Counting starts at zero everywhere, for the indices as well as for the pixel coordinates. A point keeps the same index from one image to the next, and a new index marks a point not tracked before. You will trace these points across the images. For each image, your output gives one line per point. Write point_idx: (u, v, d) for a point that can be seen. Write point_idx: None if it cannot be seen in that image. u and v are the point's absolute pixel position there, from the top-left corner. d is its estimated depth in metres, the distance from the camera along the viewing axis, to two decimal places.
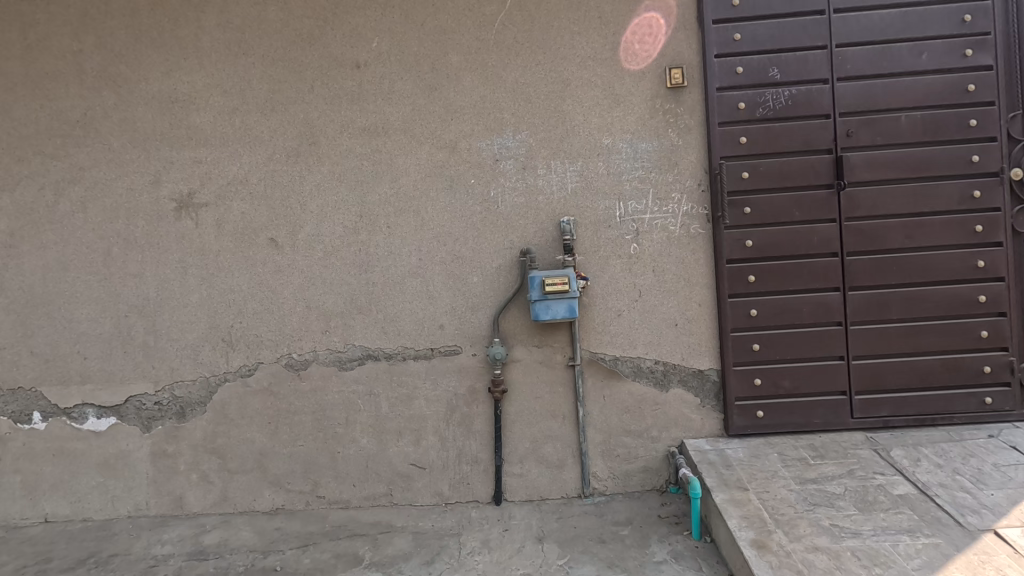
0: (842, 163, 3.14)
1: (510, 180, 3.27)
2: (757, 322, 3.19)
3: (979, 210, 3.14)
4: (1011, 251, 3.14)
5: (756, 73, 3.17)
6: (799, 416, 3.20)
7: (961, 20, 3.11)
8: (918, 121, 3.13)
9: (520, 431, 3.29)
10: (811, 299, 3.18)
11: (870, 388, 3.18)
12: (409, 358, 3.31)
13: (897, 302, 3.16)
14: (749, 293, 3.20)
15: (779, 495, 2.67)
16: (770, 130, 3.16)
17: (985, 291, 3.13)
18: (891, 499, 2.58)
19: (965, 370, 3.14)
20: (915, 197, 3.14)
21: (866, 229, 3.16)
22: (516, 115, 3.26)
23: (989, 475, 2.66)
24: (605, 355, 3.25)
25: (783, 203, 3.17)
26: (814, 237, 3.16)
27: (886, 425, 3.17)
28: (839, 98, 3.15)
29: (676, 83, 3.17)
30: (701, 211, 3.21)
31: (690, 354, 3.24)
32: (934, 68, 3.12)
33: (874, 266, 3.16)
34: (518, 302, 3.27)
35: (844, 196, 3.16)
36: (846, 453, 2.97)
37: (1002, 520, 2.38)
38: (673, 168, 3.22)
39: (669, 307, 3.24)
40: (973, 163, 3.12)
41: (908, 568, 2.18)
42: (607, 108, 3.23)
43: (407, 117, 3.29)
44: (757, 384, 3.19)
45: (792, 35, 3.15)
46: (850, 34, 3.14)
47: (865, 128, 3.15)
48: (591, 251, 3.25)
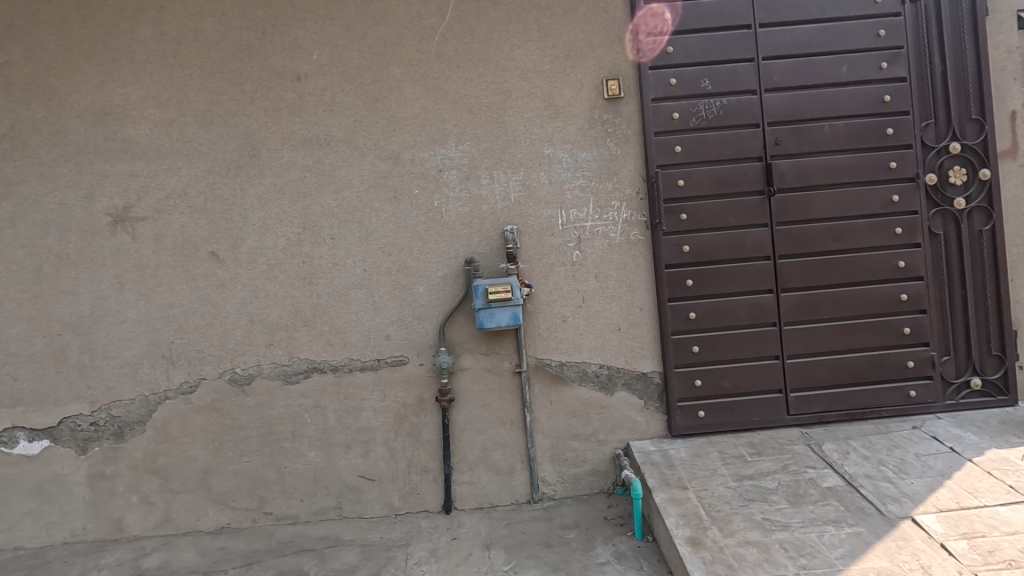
0: (771, 170, 3.28)
1: (453, 190, 3.30)
2: (696, 325, 3.29)
3: (899, 213, 3.32)
4: (929, 251, 3.32)
5: (688, 84, 3.28)
6: (738, 415, 3.30)
7: (877, 35, 3.31)
8: (840, 130, 3.29)
9: (469, 439, 3.31)
10: (746, 301, 3.30)
11: (804, 386, 3.31)
12: (356, 370, 3.30)
13: (827, 302, 3.31)
14: (687, 297, 3.30)
15: (716, 493, 2.75)
16: (704, 139, 3.28)
17: (906, 290, 3.31)
18: (820, 492, 2.69)
19: (891, 365, 3.31)
20: (839, 202, 3.30)
21: (796, 233, 3.30)
22: (458, 125, 3.30)
23: (911, 465, 2.81)
24: (551, 361, 3.31)
25: (717, 210, 3.29)
26: (747, 242, 3.29)
27: (820, 421, 3.30)
28: (768, 108, 3.29)
29: (614, 94, 3.27)
30: (640, 219, 3.30)
31: (633, 358, 3.32)
32: (854, 79, 3.30)
33: (804, 268, 3.30)
34: (464, 311, 3.30)
35: (775, 201, 3.29)
36: (782, 449, 3.08)
37: (920, 507, 2.50)
38: (612, 176, 3.31)
39: (612, 312, 3.31)
40: (891, 169, 3.31)
41: (832, 557, 2.28)
42: (548, 119, 3.30)
43: (349, 129, 3.29)
44: (697, 384, 3.29)
45: (722, 48, 3.29)
46: (776, 47, 3.30)
47: (792, 137, 3.29)
48: (535, 259, 3.31)
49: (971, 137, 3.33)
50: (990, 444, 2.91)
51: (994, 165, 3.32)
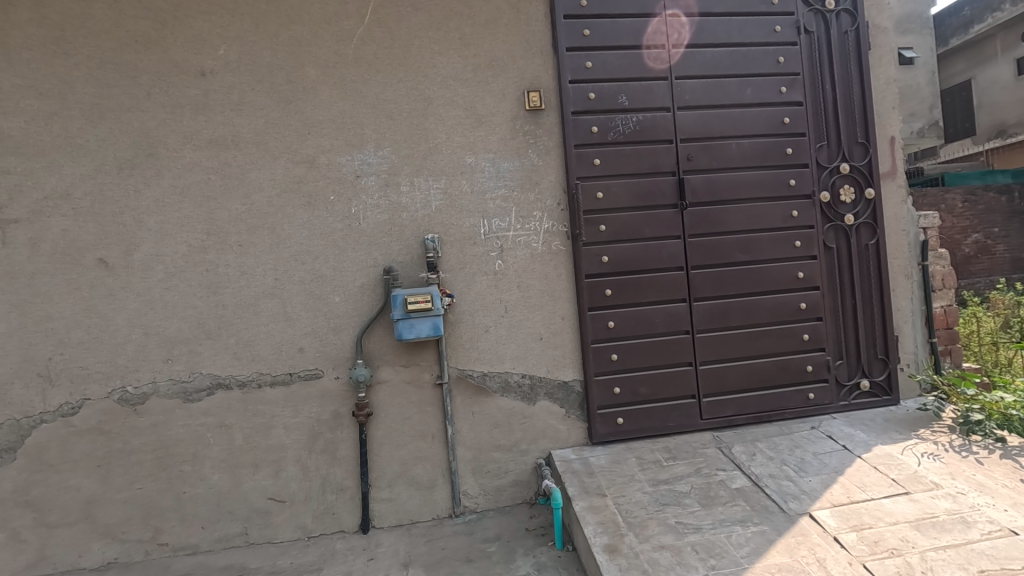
0: (684, 184, 3.42)
1: (372, 197, 3.20)
2: (615, 333, 3.37)
3: (797, 227, 3.57)
4: (824, 263, 3.59)
5: (607, 99, 3.37)
6: (655, 420, 3.39)
7: (777, 61, 3.56)
8: (746, 148, 3.50)
9: (388, 454, 3.19)
10: (662, 310, 3.41)
11: (715, 391, 3.46)
12: (265, 385, 3.11)
13: (735, 310, 3.48)
14: (606, 306, 3.37)
15: (634, 499, 2.80)
16: (621, 153, 3.37)
17: (805, 299, 3.55)
18: (729, 493, 2.80)
19: (792, 369, 3.53)
20: (745, 216, 3.50)
21: (706, 245, 3.46)
22: (377, 131, 3.21)
23: (810, 463, 2.99)
24: (473, 371, 3.27)
25: (634, 221, 3.38)
26: (662, 252, 3.41)
27: (730, 424, 3.46)
28: (680, 125, 3.44)
29: (535, 106, 3.30)
30: (561, 229, 3.35)
31: (555, 367, 3.34)
32: (757, 101, 3.53)
33: (715, 278, 3.47)
34: (382, 321, 3.20)
35: (687, 214, 3.44)
36: (695, 453, 3.19)
37: (817, 503, 2.66)
38: (533, 187, 3.33)
39: (534, 321, 3.32)
40: (790, 187, 3.55)
41: (738, 556, 2.37)
42: (470, 127, 3.29)
43: (259, 130, 3.12)
44: (616, 392, 3.36)
45: (638, 66, 3.41)
46: (687, 68, 3.46)
47: (703, 153, 3.46)
48: (457, 268, 3.26)
49: (858, 158, 3.64)
50: (876, 440, 3.17)
51: (877, 184, 3.64)
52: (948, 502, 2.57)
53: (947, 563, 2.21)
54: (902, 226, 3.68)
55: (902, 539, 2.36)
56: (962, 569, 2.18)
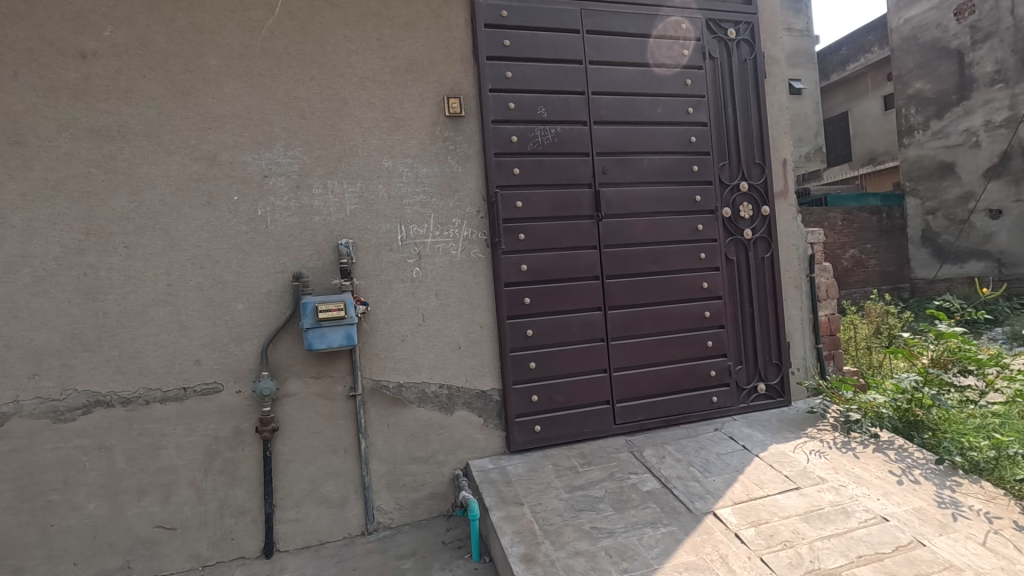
0: (600, 196, 3.53)
1: (280, 199, 3.02)
2: (533, 342, 3.39)
3: (702, 240, 3.79)
4: (726, 274, 3.83)
5: (526, 109, 3.41)
6: (572, 427, 3.45)
7: (684, 83, 3.78)
8: (657, 163, 3.67)
9: (296, 472, 3.00)
10: (579, 318, 3.48)
11: (628, 396, 3.57)
12: (155, 402, 2.82)
13: (646, 318, 3.63)
14: (525, 314, 3.39)
15: (550, 506, 2.82)
16: (540, 163, 3.42)
17: (709, 307, 3.77)
18: (640, 496, 2.90)
19: (698, 374, 3.72)
20: (656, 228, 3.66)
21: (621, 256, 3.58)
22: (287, 130, 3.04)
23: (714, 463, 3.17)
24: (389, 382, 3.16)
25: (553, 231, 3.43)
26: (579, 262, 3.49)
27: (642, 428, 3.59)
28: (596, 138, 3.55)
29: (455, 112, 3.28)
30: (480, 237, 3.34)
31: (473, 377, 3.30)
32: (667, 120, 3.72)
33: (628, 288, 3.59)
34: (290, 330, 3.02)
35: (603, 225, 3.54)
36: (609, 457, 3.27)
37: (720, 502, 2.81)
38: (453, 194, 3.30)
39: (453, 329, 3.28)
40: (696, 202, 3.77)
41: (649, 558, 2.44)
42: (387, 131, 3.20)
43: (152, 121, 2.85)
44: (534, 400, 3.38)
45: (556, 79, 3.48)
46: (603, 84, 3.59)
47: (617, 167, 3.59)
48: (372, 275, 3.15)
49: (755, 177, 3.93)
50: (771, 440, 3.40)
51: (772, 202, 3.95)
52: (832, 495, 2.80)
53: (832, 551, 2.40)
54: (793, 241, 4.01)
55: (794, 531, 2.54)
56: (844, 556, 2.37)
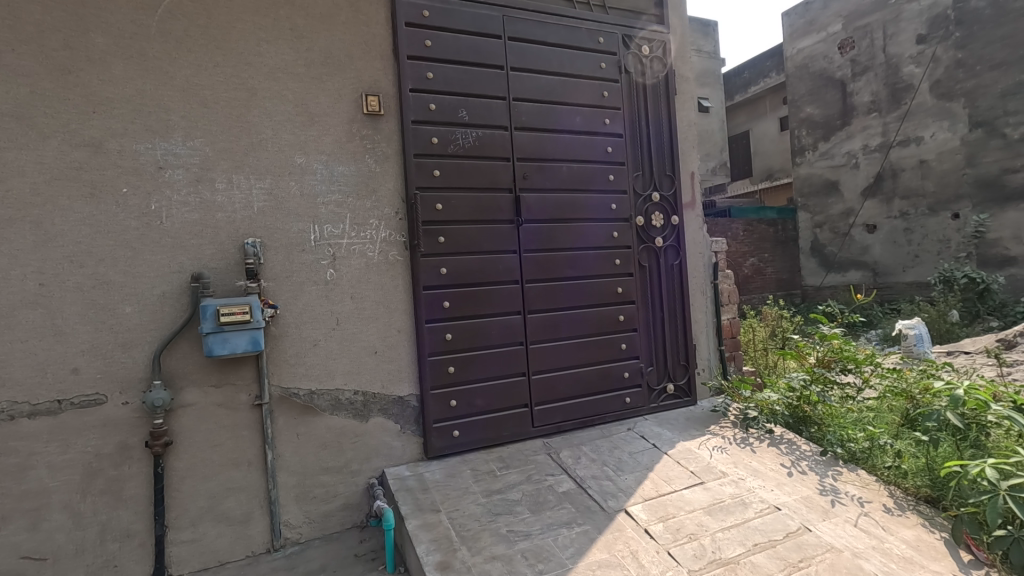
0: (520, 202, 3.56)
1: (178, 193, 2.79)
2: (452, 346, 3.36)
3: (618, 247, 3.93)
4: (639, 280, 4.00)
5: (446, 111, 3.38)
6: (490, 431, 3.44)
7: (601, 95, 3.91)
8: (575, 171, 3.77)
9: (192, 488, 2.77)
10: (498, 322, 3.49)
11: (546, 399, 3.62)
12: (21, 417, 2.50)
13: (564, 322, 3.71)
14: (444, 318, 3.35)
15: (467, 512, 2.80)
16: (460, 166, 3.39)
17: (623, 311, 3.92)
18: (556, 497, 2.94)
19: (612, 376, 3.85)
20: (574, 235, 3.75)
21: (539, 260, 3.64)
22: (187, 119, 2.81)
23: (626, 462, 3.28)
24: (299, 390, 3.00)
25: (473, 235, 3.42)
26: (499, 266, 3.50)
27: (559, 430, 3.65)
28: (517, 144, 3.58)
29: (373, 111, 3.20)
30: (399, 239, 3.27)
31: (390, 383, 3.22)
32: (585, 129, 3.83)
33: (546, 292, 3.65)
34: (188, 335, 2.79)
35: (522, 230, 3.58)
36: (527, 460, 3.30)
37: (631, 499, 2.92)
38: (370, 195, 3.21)
39: (368, 334, 3.17)
40: (612, 210, 3.90)
41: (563, 558, 2.48)
42: (300, 126, 3.05)
43: (22, 100, 2.52)
44: (452, 405, 3.34)
45: (478, 83, 3.48)
46: (524, 91, 3.63)
47: (537, 173, 3.64)
48: (282, 276, 2.98)
49: (666, 188, 4.14)
50: (679, 438, 3.59)
51: (681, 212, 4.17)
52: (732, 488, 2.99)
53: (731, 541, 2.56)
54: (699, 249, 4.26)
55: (698, 524, 2.68)
56: (742, 545, 2.54)
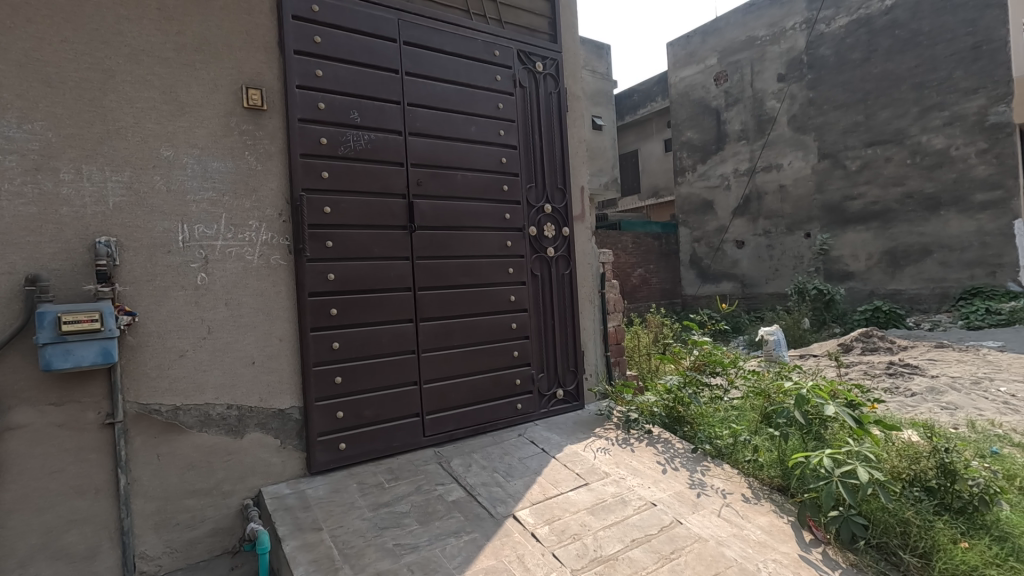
0: (413, 208, 3.51)
1: (11, 182, 2.42)
2: (339, 355, 3.22)
3: (511, 255, 4.00)
4: (531, 288, 4.11)
5: (337, 111, 3.26)
6: (380, 443, 3.33)
7: (497, 107, 3.99)
8: (470, 179, 3.80)
9: (22, 523, 2.40)
10: (389, 330, 3.40)
11: (438, 407, 3.59)
12: None
13: (457, 329, 3.70)
14: (331, 326, 3.20)
15: (352, 528, 2.68)
16: (350, 169, 3.28)
17: (515, 319, 4.00)
18: (446, 506, 2.91)
19: (504, 383, 3.91)
20: (468, 243, 3.77)
21: (433, 267, 3.61)
22: (25, 98, 2.46)
23: (515, 468, 3.34)
24: (161, 406, 2.72)
25: (364, 240, 3.31)
26: (391, 273, 3.42)
27: (450, 438, 3.62)
28: (411, 150, 3.54)
29: (254, 105, 3.00)
30: (282, 242, 3.08)
31: (269, 395, 3.01)
32: (480, 140, 3.88)
33: (439, 300, 3.63)
34: (20, 346, 2.42)
35: (416, 236, 3.53)
36: (417, 470, 3.24)
37: (519, 504, 2.96)
38: (250, 194, 3.00)
39: (245, 343, 2.95)
40: (506, 219, 3.97)
41: (451, 567, 2.46)
42: (168, 115, 2.79)
43: None
44: (339, 417, 3.19)
45: (371, 85, 3.40)
46: (418, 96, 3.60)
47: (432, 180, 3.62)
48: (142, 280, 2.69)
49: (558, 201, 4.30)
50: (566, 441, 3.71)
51: (571, 224, 4.35)
52: (614, 487, 3.15)
53: (611, 539, 2.69)
54: (588, 260, 4.46)
55: (581, 524, 2.79)
56: (621, 541, 2.67)
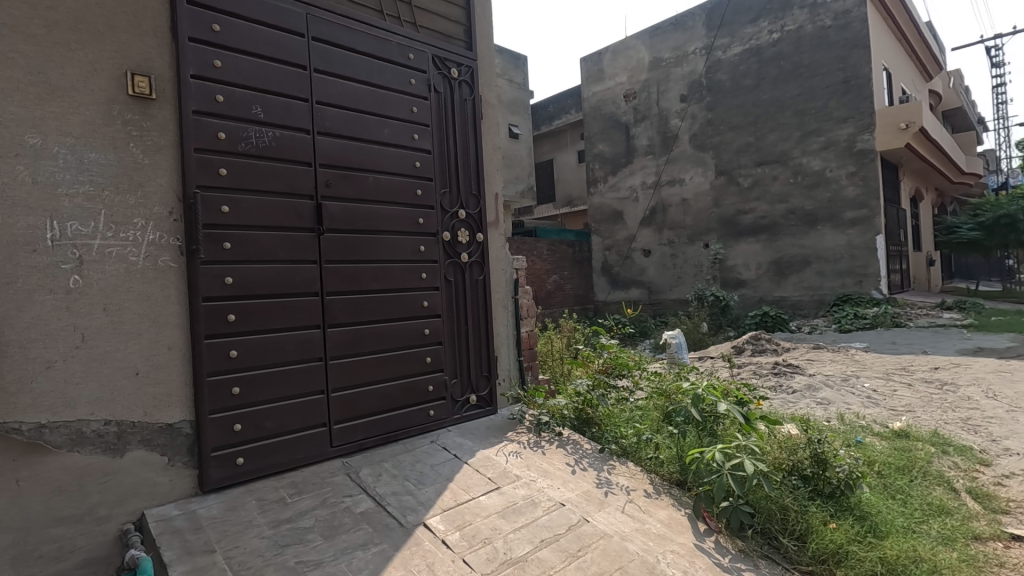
0: (321, 210, 3.38)
1: None
2: (237, 364, 3.02)
3: (424, 261, 3.97)
4: (445, 294, 4.09)
5: (237, 105, 3.07)
6: (282, 455, 3.16)
7: (411, 110, 3.95)
8: (382, 182, 3.72)
9: None
10: (294, 337, 3.24)
11: (346, 416, 3.46)
12: None
13: (367, 336, 3.60)
14: (228, 333, 2.99)
15: (249, 548, 2.51)
16: (252, 166, 3.10)
17: (428, 325, 3.96)
18: (353, 519, 2.81)
19: (416, 390, 3.85)
20: (380, 247, 3.69)
21: (342, 271, 3.49)
22: None
23: (426, 475, 3.29)
24: (22, 424, 2.41)
25: (266, 242, 3.14)
26: (297, 276, 3.27)
27: (359, 448, 3.50)
28: (319, 149, 3.41)
29: (141, 93, 2.76)
30: (173, 242, 2.86)
31: (155, 409, 2.76)
32: (393, 143, 3.82)
33: (349, 305, 3.52)
34: None
35: (324, 239, 3.40)
36: (323, 483, 3.10)
37: (430, 511, 2.92)
38: (135, 189, 2.75)
39: (127, 352, 2.70)
40: (419, 224, 3.93)
41: None
42: (36, 99, 2.50)
43: None
44: (236, 430, 2.99)
45: (276, 80, 3.24)
46: (327, 94, 3.48)
47: (341, 182, 3.51)
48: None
49: (472, 207, 4.32)
50: (479, 447, 3.71)
51: (485, 230, 4.39)
52: (524, 489, 3.20)
53: (521, 540, 2.73)
54: (502, 266, 4.52)
55: (492, 528, 2.81)
56: (531, 542, 2.72)
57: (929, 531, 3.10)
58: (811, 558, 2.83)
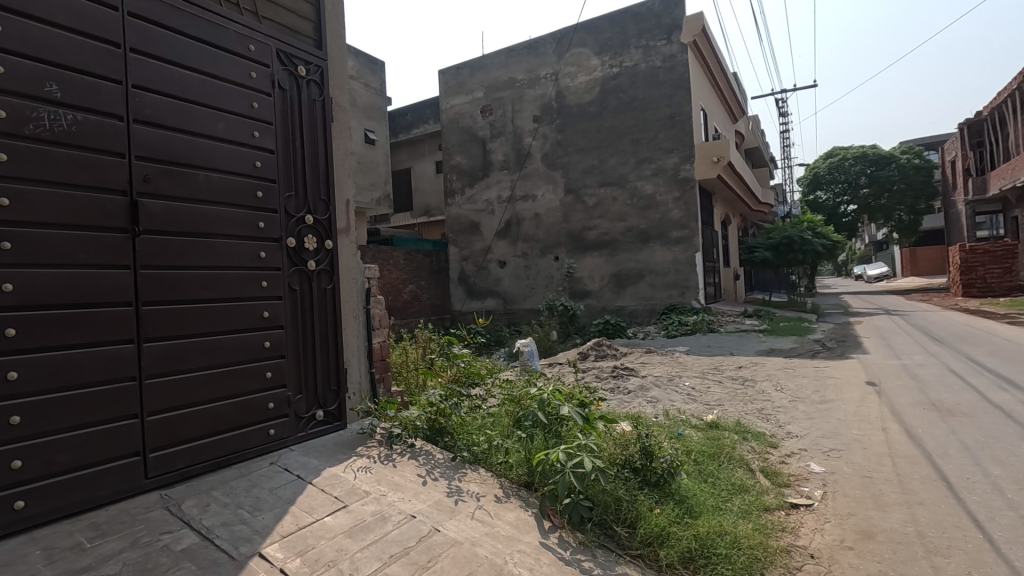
0: (137, 208, 2.98)
1: None
2: (18, 388, 2.50)
3: (264, 268, 3.68)
4: (288, 304, 3.83)
5: (24, 80, 2.59)
6: (79, 493, 2.69)
7: (251, 105, 3.66)
8: (215, 181, 3.39)
9: None
10: (98, 354, 2.79)
11: (166, 442, 3.06)
12: None
13: (194, 350, 3.23)
14: (6, 352, 2.48)
15: None
16: (43, 153, 2.63)
17: (269, 337, 3.68)
18: (172, 558, 2.47)
19: (254, 408, 3.54)
20: (211, 253, 3.35)
21: (163, 279, 3.09)
22: None
23: (264, 500, 3.03)
24: None
25: (63, 242, 2.68)
26: (104, 283, 2.82)
27: (183, 477, 3.12)
28: (136, 140, 3.01)
29: None
30: None
31: None
32: (229, 139, 3.50)
33: (171, 316, 3.13)
34: None
35: (140, 242, 2.99)
36: (134, 521, 2.69)
37: (266, 540, 2.69)
38: None
39: None
40: (259, 228, 3.65)
41: None
42: None
43: None
44: (15, 468, 2.48)
45: (80, 55, 2.80)
46: (147, 79, 3.10)
47: (163, 177, 3.13)
48: None
49: (320, 213, 4.12)
50: (325, 465, 3.52)
51: (335, 238, 4.20)
52: (374, 505, 3.10)
53: (369, 558, 2.64)
54: (352, 275, 4.36)
55: (338, 549, 2.67)
56: (379, 559, 2.64)
57: (732, 507, 3.61)
58: (639, 543, 3.12)
